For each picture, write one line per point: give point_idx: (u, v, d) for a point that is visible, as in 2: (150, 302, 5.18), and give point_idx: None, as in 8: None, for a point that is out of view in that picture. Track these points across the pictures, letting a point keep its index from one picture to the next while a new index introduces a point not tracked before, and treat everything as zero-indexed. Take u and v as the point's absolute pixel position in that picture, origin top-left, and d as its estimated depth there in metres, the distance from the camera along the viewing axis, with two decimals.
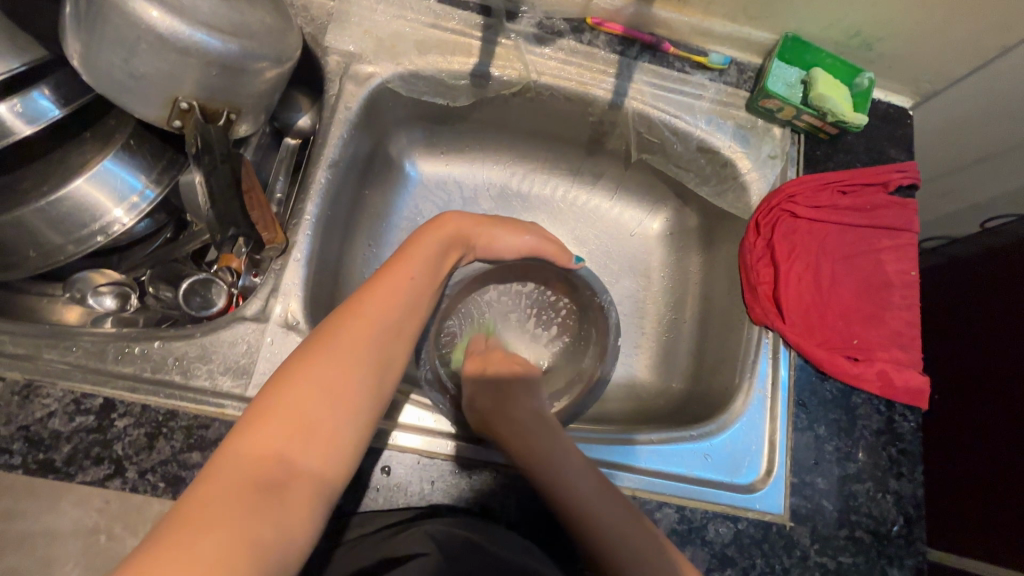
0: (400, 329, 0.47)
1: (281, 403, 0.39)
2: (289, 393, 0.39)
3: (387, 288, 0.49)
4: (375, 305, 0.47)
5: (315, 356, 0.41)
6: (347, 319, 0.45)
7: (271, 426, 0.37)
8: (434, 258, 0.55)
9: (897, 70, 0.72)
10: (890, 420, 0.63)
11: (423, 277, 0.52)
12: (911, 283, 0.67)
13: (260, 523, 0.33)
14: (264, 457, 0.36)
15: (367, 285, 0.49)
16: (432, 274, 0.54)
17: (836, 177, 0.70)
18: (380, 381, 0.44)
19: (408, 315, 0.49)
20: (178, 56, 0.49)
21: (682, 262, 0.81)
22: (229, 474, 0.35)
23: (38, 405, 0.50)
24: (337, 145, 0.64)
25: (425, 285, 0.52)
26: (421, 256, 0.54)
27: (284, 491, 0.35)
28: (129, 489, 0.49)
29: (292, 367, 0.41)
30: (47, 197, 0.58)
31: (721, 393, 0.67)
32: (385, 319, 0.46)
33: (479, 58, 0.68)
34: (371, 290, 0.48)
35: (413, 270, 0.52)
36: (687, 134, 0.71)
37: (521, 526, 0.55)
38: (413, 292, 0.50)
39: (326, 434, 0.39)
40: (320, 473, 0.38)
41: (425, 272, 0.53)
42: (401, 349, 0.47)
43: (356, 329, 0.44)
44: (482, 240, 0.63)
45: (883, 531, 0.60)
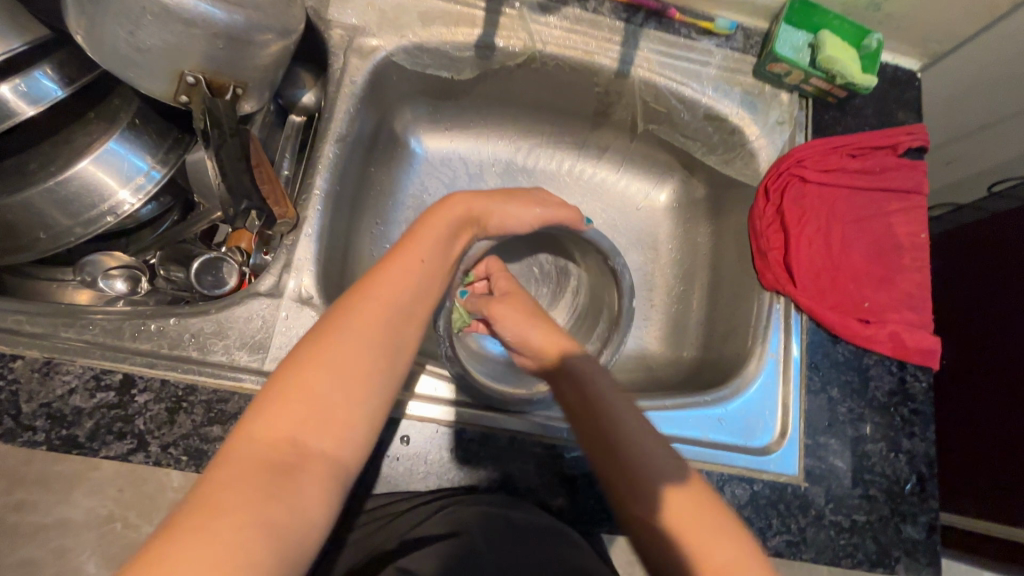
0: (415, 308, 0.44)
1: (291, 385, 0.37)
2: (300, 377, 0.37)
3: (399, 266, 0.45)
4: (387, 284, 0.44)
5: (325, 338, 0.39)
6: (358, 300, 0.42)
7: (282, 410, 0.35)
8: (448, 236, 0.51)
9: (906, 31, 0.71)
10: (902, 380, 0.64)
11: (435, 255, 0.49)
12: (921, 245, 0.67)
13: (275, 507, 0.32)
14: (276, 441, 0.34)
15: (380, 263, 0.46)
16: (445, 251, 0.50)
17: (845, 141, 0.70)
18: (396, 362, 0.41)
19: (422, 294, 0.45)
20: (183, 27, 0.49)
21: (691, 233, 0.81)
22: (242, 458, 0.33)
23: (58, 381, 0.50)
24: (343, 119, 0.64)
25: (438, 263, 0.48)
26: (429, 234, 0.50)
27: (298, 474, 0.34)
28: (152, 462, 0.49)
29: (302, 349, 0.39)
30: (54, 177, 0.57)
31: (733, 359, 0.67)
32: (399, 299, 0.43)
33: (483, 29, 0.68)
34: (383, 269, 0.45)
35: (424, 247, 0.48)
36: (695, 102, 0.71)
37: (539, 491, 0.56)
38: (427, 271, 0.47)
39: (340, 416, 0.37)
40: (335, 456, 0.36)
41: (439, 251, 0.49)
42: (416, 330, 0.44)
43: (369, 310, 0.41)
44: (494, 219, 0.57)
45: (896, 489, 0.60)
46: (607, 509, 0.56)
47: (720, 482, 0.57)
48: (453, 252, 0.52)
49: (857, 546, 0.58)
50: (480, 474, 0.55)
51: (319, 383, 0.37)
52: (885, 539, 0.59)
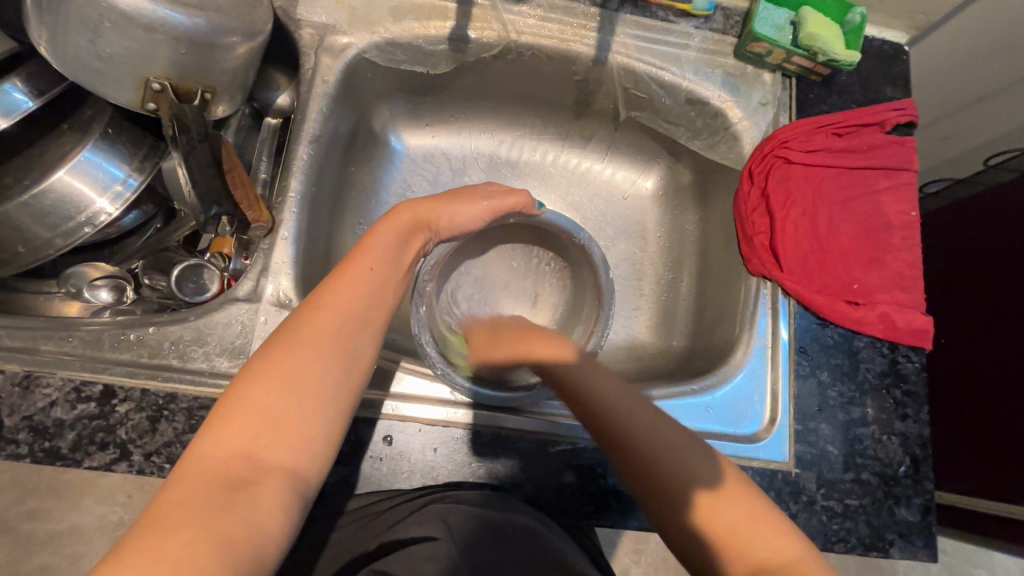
0: (367, 320, 0.44)
1: (244, 402, 0.37)
2: (252, 393, 0.37)
3: (349, 278, 0.46)
4: (337, 298, 0.44)
5: (275, 354, 0.39)
6: (308, 314, 0.42)
7: (236, 427, 0.36)
8: (394, 247, 0.51)
9: (889, 3, 0.69)
10: (894, 361, 0.63)
11: (386, 265, 0.49)
12: (910, 223, 0.66)
13: (231, 521, 0.32)
14: (229, 457, 0.35)
15: (328, 278, 0.46)
16: (396, 262, 0.50)
17: (829, 120, 0.69)
18: (350, 372, 0.41)
19: (374, 304, 0.46)
20: (144, 33, 0.48)
21: (678, 220, 0.80)
22: (195, 477, 0.33)
23: (39, 394, 0.50)
24: (317, 119, 0.63)
25: (390, 272, 0.49)
26: (378, 246, 0.50)
27: (253, 488, 0.34)
28: (136, 471, 0.50)
29: (254, 366, 0.39)
30: (30, 190, 0.57)
31: (722, 346, 0.67)
32: (349, 311, 0.43)
33: (456, 21, 0.67)
34: (332, 283, 0.45)
35: (372, 260, 0.48)
36: (675, 86, 0.69)
37: (525, 487, 0.56)
38: (378, 281, 0.47)
39: (294, 428, 0.37)
40: (291, 468, 0.36)
41: (387, 261, 0.49)
42: (370, 341, 0.44)
43: (319, 323, 0.42)
44: (444, 221, 0.57)
45: (890, 472, 0.59)
46: (594, 502, 0.56)
47: None
48: (404, 259, 0.52)
49: (850, 530, 0.57)
50: (465, 471, 0.55)
51: (273, 397, 0.37)
52: (878, 522, 0.58)
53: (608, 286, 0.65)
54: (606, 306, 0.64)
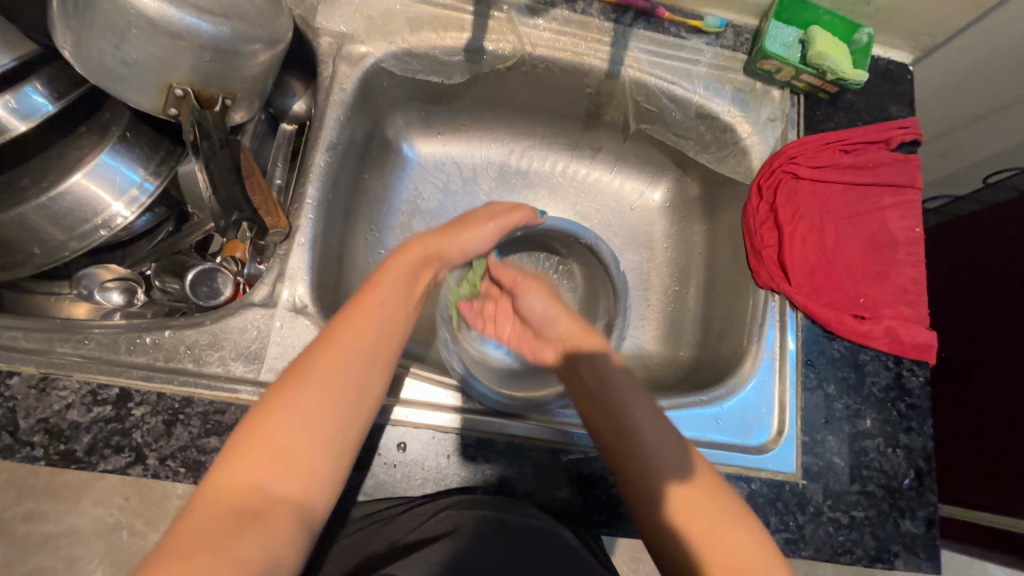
0: (379, 351, 0.44)
1: (253, 437, 0.37)
2: (263, 430, 0.37)
3: (360, 308, 0.45)
4: (351, 329, 0.43)
5: (289, 387, 0.39)
6: (319, 348, 0.42)
7: (246, 463, 0.36)
8: (410, 276, 0.50)
9: (895, 24, 0.71)
10: (898, 375, 0.64)
11: (400, 296, 0.48)
12: (915, 239, 0.67)
13: (241, 556, 0.32)
14: (239, 489, 0.35)
15: (345, 307, 0.45)
16: (412, 294, 0.49)
17: (837, 136, 0.70)
18: (359, 405, 0.41)
19: (387, 335, 0.45)
20: (170, 40, 0.49)
21: (685, 232, 0.81)
22: (205, 511, 0.34)
23: (55, 397, 0.50)
24: (334, 127, 0.64)
25: (405, 303, 0.48)
26: (391, 277, 0.49)
27: (261, 521, 0.34)
28: (150, 475, 0.50)
29: (265, 401, 0.39)
30: (48, 192, 0.58)
31: (730, 358, 0.67)
32: (362, 342, 0.43)
33: (472, 33, 0.68)
34: (345, 315, 0.44)
35: (387, 291, 0.47)
36: (686, 101, 0.70)
37: (537, 495, 0.56)
38: (392, 311, 0.46)
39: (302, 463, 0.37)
40: (299, 505, 0.36)
41: (403, 294, 0.48)
42: (382, 373, 0.43)
43: (332, 357, 0.41)
44: (454, 250, 0.56)
45: (895, 484, 0.60)
46: (605, 511, 0.56)
47: None
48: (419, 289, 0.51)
49: (856, 542, 0.58)
50: (477, 479, 0.55)
51: (283, 431, 0.37)
52: (883, 534, 0.59)
53: (621, 281, 0.68)
54: (622, 301, 0.67)
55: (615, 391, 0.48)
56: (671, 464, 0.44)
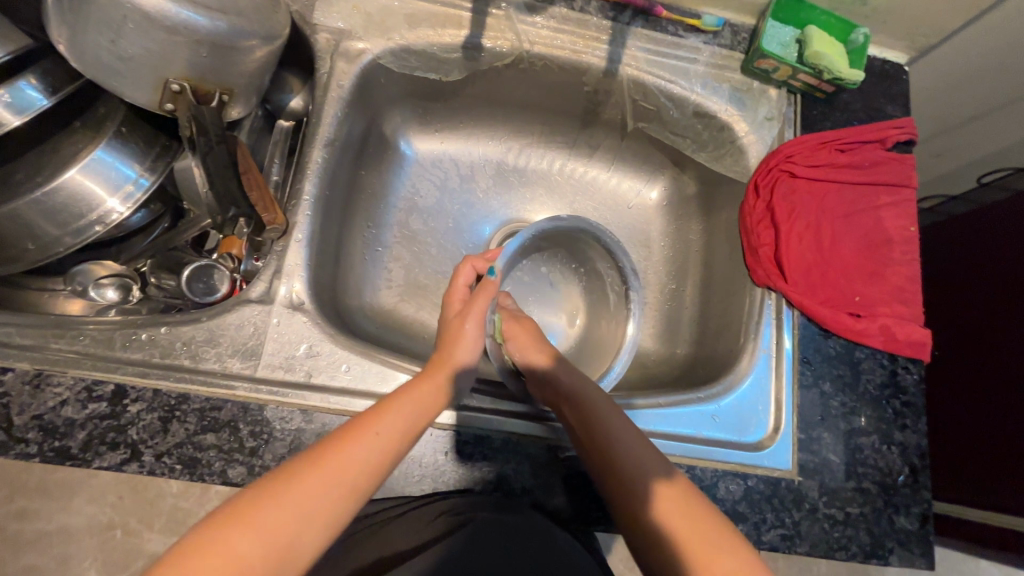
0: (366, 486, 0.40)
1: (184, 573, 0.32)
2: (197, 564, 0.32)
3: (350, 439, 0.41)
4: (346, 455, 0.40)
5: (264, 501, 0.36)
6: (295, 474, 0.38)
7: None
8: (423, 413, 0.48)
9: (890, 25, 0.71)
10: (893, 373, 0.64)
11: (395, 431, 0.44)
12: (910, 238, 0.68)
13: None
14: None
15: (346, 427, 0.43)
16: (409, 425, 0.45)
17: (833, 136, 0.70)
18: (326, 540, 0.37)
19: (382, 469, 0.41)
20: (166, 35, 0.49)
21: (682, 231, 0.81)
22: None
23: (50, 393, 0.50)
24: (332, 123, 0.64)
25: (408, 435, 0.45)
26: (394, 409, 0.46)
27: None
28: (146, 471, 0.49)
29: (214, 531, 0.34)
30: (42, 187, 0.57)
31: (727, 355, 0.68)
32: (355, 472, 0.40)
33: (470, 30, 0.68)
34: (343, 438, 0.41)
35: (396, 423, 0.44)
36: (684, 99, 0.71)
37: (535, 492, 0.56)
38: (391, 443, 0.43)
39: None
40: None
41: (409, 427, 0.45)
42: (361, 510, 0.39)
43: (317, 484, 0.38)
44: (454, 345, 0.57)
45: (889, 481, 0.61)
46: (602, 507, 0.56)
47: (714, 478, 0.58)
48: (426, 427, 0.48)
49: (851, 538, 0.58)
50: (475, 476, 0.55)
51: (234, 560, 0.33)
52: (878, 530, 0.59)
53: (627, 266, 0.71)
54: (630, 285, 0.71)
55: (623, 439, 0.50)
56: (645, 471, 0.48)
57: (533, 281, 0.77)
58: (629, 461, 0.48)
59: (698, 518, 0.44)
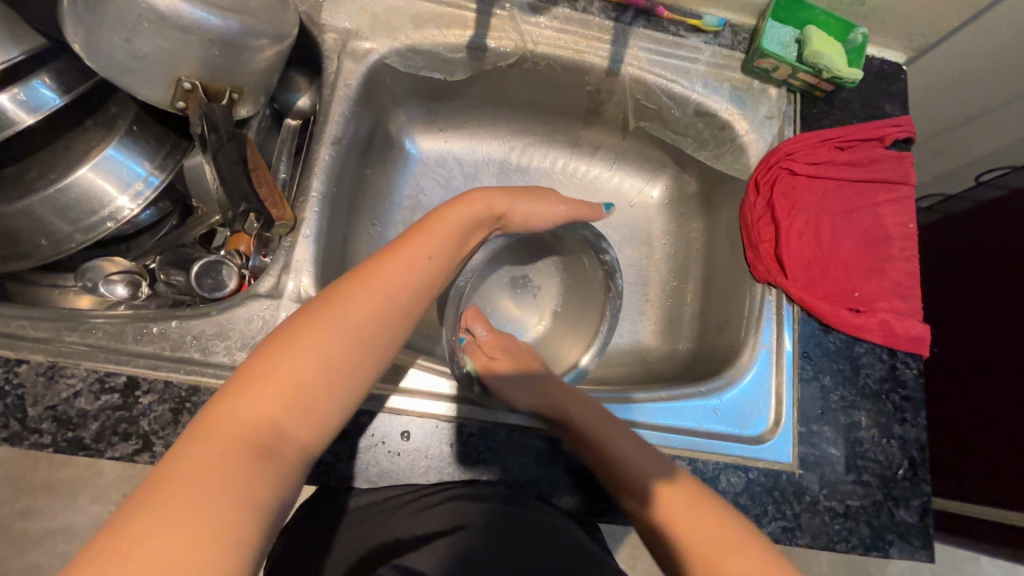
0: (408, 306, 0.46)
1: (278, 365, 0.37)
2: (290, 358, 0.37)
3: (395, 265, 0.46)
4: (386, 278, 0.45)
5: (319, 321, 0.40)
6: (351, 291, 0.43)
7: (262, 389, 0.36)
8: (454, 235, 0.54)
9: (889, 25, 0.72)
10: (893, 367, 0.65)
11: (429, 253, 0.50)
12: (909, 234, 0.68)
13: (258, 484, 0.32)
14: (254, 416, 0.35)
15: (379, 258, 0.47)
16: (444, 250, 0.52)
17: (833, 134, 0.71)
18: (378, 361, 0.42)
19: (418, 288, 0.47)
20: (179, 34, 0.50)
21: (683, 229, 0.82)
22: (224, 432, 0.33)
23: (63, 384, 0.51)
24: (339, 122, 0.65)
25: (440, 259, 0.51)
26: (432, 238, 0.51)
27: (274, 451, 0.34)
28: (157, 462, 0.50)
29: (291, 331, 0.39)
30: (55, 184, 0.58)
31: (728, 350, 0.68)
32: (397, 293, 0.45)
33: (475, 30, 0.69)
34: (381, 266, 0.46)
35: (428, 249, 0.50)
36: (685, 98, 0.72)
37: (539, 484, 0.57)
38: (426, 273, 0.48)
39: (322, 402, 0.38)
40: (304, 445, 0.36)
41: (442, 252, 0.52)
42: (403, 327, 0.45)
43: (367, 302, 0.43)
44: (511, 216, 0.62)
45: (889, 474, 0.61)
46: (605, 500, 0.57)
47: (716, 471, 0.59)
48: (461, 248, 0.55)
49: (851, 530, 0.59)
50: (480, 467, 0.56)
51: (299, 375, 0.37)
52: (878, 523, 0.60)
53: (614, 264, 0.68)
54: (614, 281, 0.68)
55: (638, 459, 0.52)
56: (650, 474, 0.51)
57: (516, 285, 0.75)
58: (635, 470, 0.51)
59: (700, 509, 0.48)
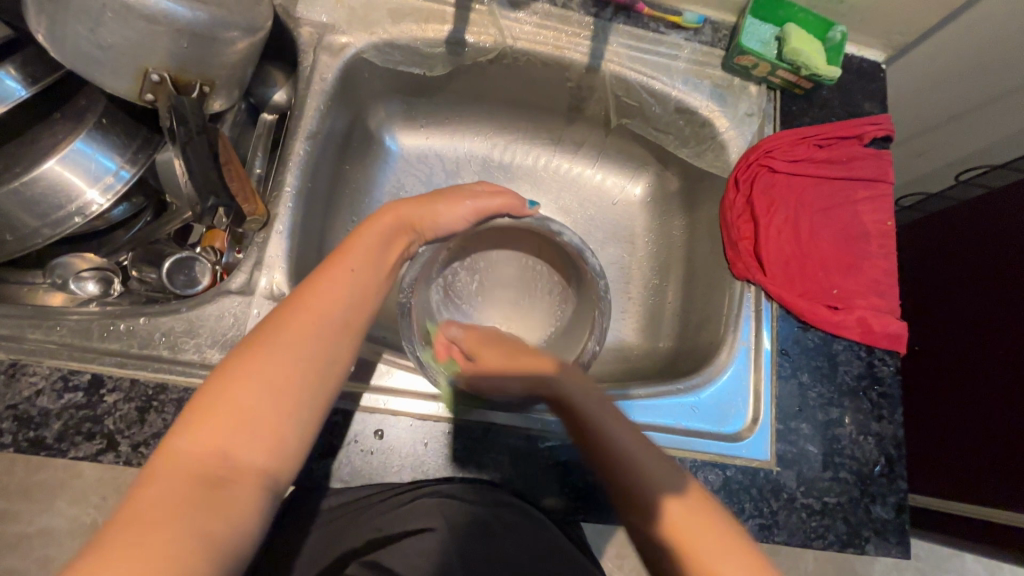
0: (349, 319, 0.45)
1: (222, 399, 0.38)
2: (231, 390, 0.38)
3: (328, 282, 0.46)
4: (320, 295, 0.45)
5: (255, 352, 0.40)
6: (287, 313, 0.43)
7: (208, 427, 0.36)
8: (380, 246, 0.52)
9: (868, 24, 0.72)
10: (870, 364, 0.65)
11: (366, 264, 0.49)
12: (887, 232, 0.69)
13: (209, 515, 0.33)
14: (203, 455, 0.35)
15: (311, 277, 0.47)
16: (379, 257, 0.51)
17: (812, 132, 0.71)
18: (329, 375, 0.42)
19: (357, 303, 0.47)
20: (146, 24, 0.49)
21: (666, 226, 0.82)
22: (172, 473, 0.34)
23: (25, 382, 0.50)
24: (314, 116, 0.64)
25: (374, 270, 0.50)
26: (362, 245, 0.51)
27: (230, 486, 0.35)
28: (122, 462, 0.49)
29: (230, 365, 0.40)
30: (21, 177, 0.56)
31: (707, 348, 0.68)
32: (334, 309, 0.45)
33: (453, 25, 0.68)
34: (313, 284, 0.46)
35: (357, 259, 0.49)
36: (666, 96, 0.71)
37: (514, 481, 0.56)
38: (362, 283, 0.48)
39: (270, 426, 0.38)
40: (264, 473, 0.37)
41: (372, 262, 0.50)
42: (352, 341, 0.45)
43: (301, 323, 0.43)
44: (427, 224, 0.58)
45: (866, 471, 0.62)
46: (582, 497, 0.56)
47: (694, 468, 0.58)
48: (390, 258, 0.53)
49: (828, 527, 0.59)
50: (455, 465, 0.56)
51: (243, 408, 0.37)
52: (855, 519, 0.60)
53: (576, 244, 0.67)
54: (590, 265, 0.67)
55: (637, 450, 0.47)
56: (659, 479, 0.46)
57: (518, 278, 0.76)
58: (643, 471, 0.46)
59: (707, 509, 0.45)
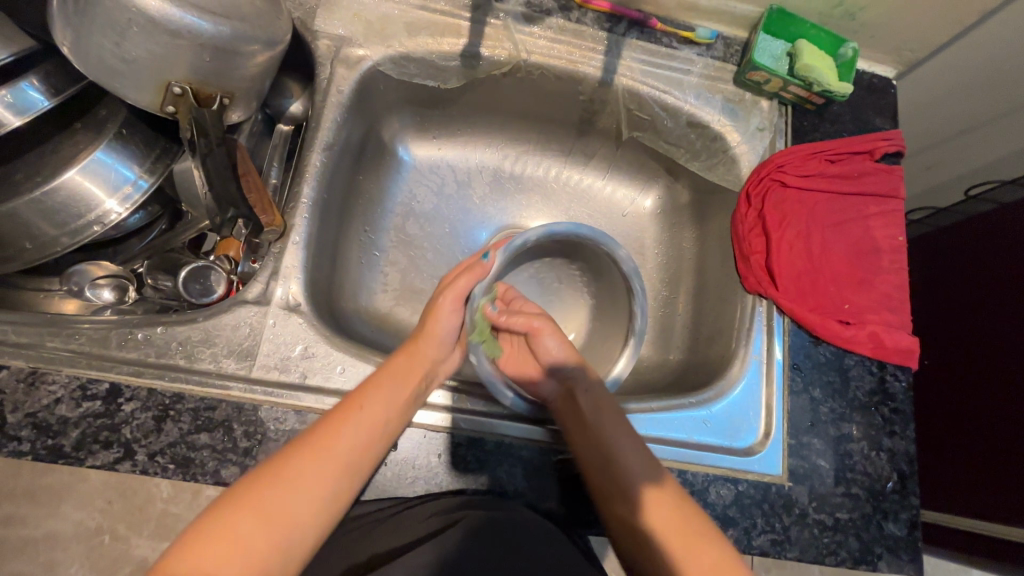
0: (355, 462, 0.46)
1: (221, 522, 0.39)
2: (230, 517, 0.40)
3: (343, 423, 0.47)
4: (334, 435, 0.46)
5: (261, 484, 0.42)
6: (301, 446, 0.45)
7: (202, 550, 0.38)
8: (398, 382, 0.52)
9: (880, 40, 0.73)
10: (882, 380, 0.65)
11: (381, 406, 0.50)
12: (899, 247, 0.69)
13: None
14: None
15: (332, 413, 0.48)
16: (396, 398, 0.51)
17: (824, 147, 0.72)
18: (322, 515, 0.43)
19: (363, 446, 0.47)
20: (169, 38, 0.49)
21: (676, 238, 0.82)
22: None
23: (44, 391, 0.50)
24: (331, 128, 0.65)
25: (389, 410, 0.50)
26: (381, 382, 0.52)
27: None
28: (139, 471, 0.50)
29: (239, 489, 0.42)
30: (41, 187, 0.57)
31: (718, 361, 0.69)
32: (342, 452, 0.46)
33: (469, 39, 0.69)
34: (332, 420, 0.47)
35: (374, 397, 0.50)
36: (677, 109, 0.72)
37: (526, 494, 0.56)
38: (374, 425, 0.49)
39: (256, 559, 0.39)
40: None
41: (389, 405, 0.51)
42: (351, 486, 0.45)
43: (311, 461, 0.44)
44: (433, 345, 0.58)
45: (878, 487, 0.61)
46: (595, 510, 0.56)
47: (705, 483, 0.59)
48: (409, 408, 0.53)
49: (840, 543, 0.59)
50: (468, 478, 0.55)
51: (235, 541, 0.38)
52: (867, 536, 0.60)
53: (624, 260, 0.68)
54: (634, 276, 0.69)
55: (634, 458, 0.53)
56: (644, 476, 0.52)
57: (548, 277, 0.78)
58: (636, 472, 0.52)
59: (686, 520, 0.50)
